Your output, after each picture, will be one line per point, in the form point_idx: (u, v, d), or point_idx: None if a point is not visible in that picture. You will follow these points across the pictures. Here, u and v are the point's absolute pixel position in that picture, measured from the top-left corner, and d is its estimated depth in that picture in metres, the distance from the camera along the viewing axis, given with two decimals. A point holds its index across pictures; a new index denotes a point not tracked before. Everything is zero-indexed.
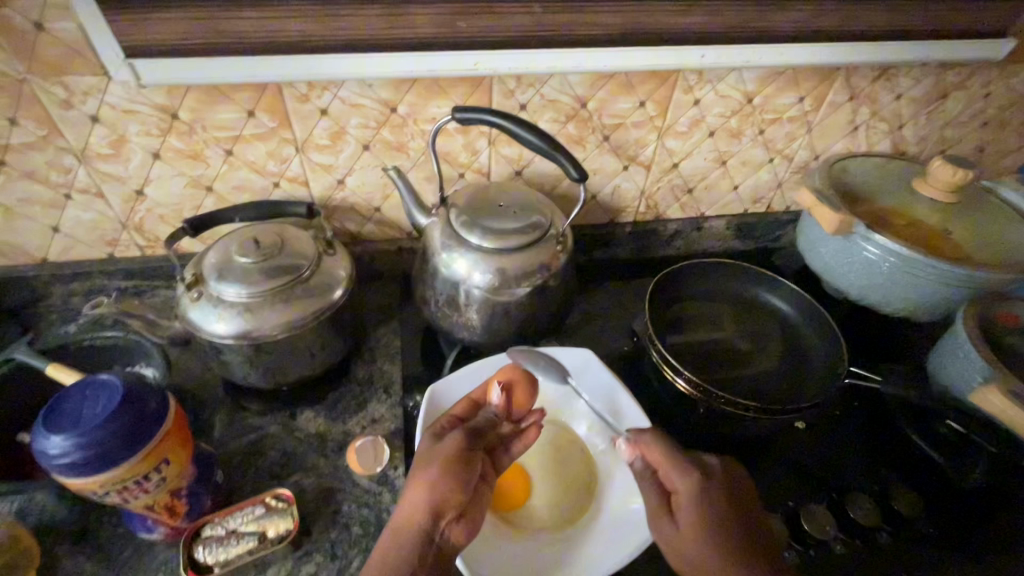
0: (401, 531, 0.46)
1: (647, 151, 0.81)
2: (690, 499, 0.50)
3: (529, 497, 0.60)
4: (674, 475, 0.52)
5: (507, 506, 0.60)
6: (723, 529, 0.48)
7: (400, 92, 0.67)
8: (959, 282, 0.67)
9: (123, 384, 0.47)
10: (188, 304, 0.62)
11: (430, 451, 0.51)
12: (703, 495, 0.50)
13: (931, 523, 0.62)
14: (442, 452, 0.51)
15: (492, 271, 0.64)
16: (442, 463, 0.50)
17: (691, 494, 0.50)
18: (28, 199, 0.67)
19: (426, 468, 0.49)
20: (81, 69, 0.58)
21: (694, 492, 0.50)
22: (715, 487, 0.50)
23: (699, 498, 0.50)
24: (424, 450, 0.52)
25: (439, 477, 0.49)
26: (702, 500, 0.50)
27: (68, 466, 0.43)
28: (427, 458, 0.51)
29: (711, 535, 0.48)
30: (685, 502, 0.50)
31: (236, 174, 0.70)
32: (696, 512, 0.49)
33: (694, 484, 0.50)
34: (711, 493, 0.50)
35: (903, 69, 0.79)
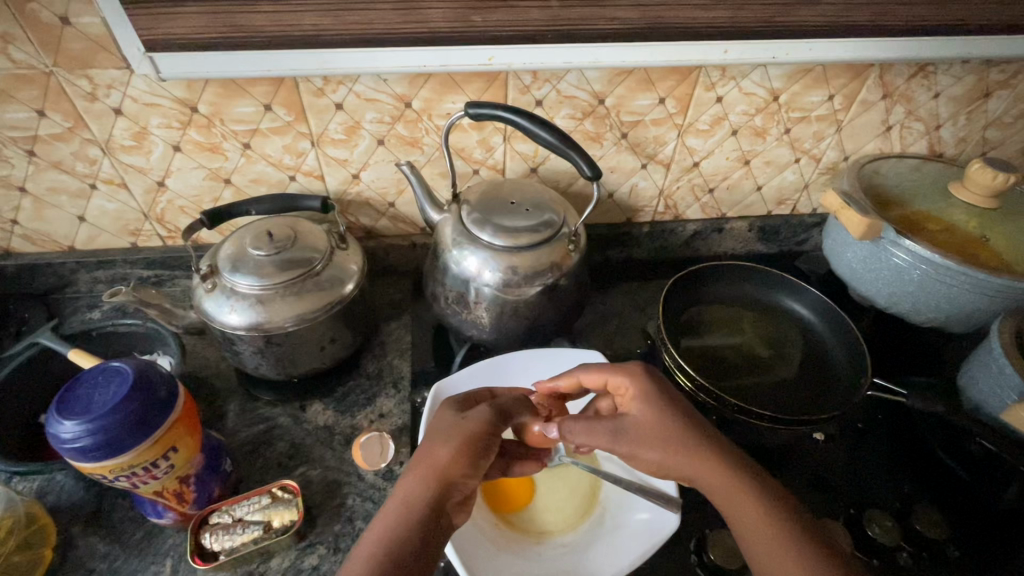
0: (411, 500, 0.45)
1: (667, 149, 0.79)
2: (642, 391, 0.52)
3: (534, 502, 0.60)
4: (617, 378, 0.53)
5: (510, 510, 0.59)
6: (681, 409, 0.51)
7: (415, 86, 0.67)
8: (995, 291, 0.64)
9: (134, 372, 0.48)
10: (203, 295, 0.63)
11: (451, 426, 0.51)
12: (649, 388, 0.52)
13: (960, 546, 0.59)
14: (466, 428, 0.50)
15: (502, 269, 0.63)
16: (464, 440, 0.49)
17: (640, 387, 0.52)
18: (55, 188, 0.69)
19: (443, 443, 0.49)
20: (105, 63, 0.60)
21: (644, 385, 0.52)
22: (654, 379, 0.53)
23: (652, 388, 0.52)
24: (443, 424, 0.52)
25: (459, 455, 0.48)
26: (654, 389, 0.52)
27: (80, 450, 0.44)
28: (444, 433, 0.51)
29: (673, 419, 0.49)
30: (641, 394, 0.51)
31: (253, 166, 0.71)
32: (651, 400, 0.51)
33: (641, 373, 0.53)
34: (654, 383, 0.52)
35: (941, 66, 0.75)
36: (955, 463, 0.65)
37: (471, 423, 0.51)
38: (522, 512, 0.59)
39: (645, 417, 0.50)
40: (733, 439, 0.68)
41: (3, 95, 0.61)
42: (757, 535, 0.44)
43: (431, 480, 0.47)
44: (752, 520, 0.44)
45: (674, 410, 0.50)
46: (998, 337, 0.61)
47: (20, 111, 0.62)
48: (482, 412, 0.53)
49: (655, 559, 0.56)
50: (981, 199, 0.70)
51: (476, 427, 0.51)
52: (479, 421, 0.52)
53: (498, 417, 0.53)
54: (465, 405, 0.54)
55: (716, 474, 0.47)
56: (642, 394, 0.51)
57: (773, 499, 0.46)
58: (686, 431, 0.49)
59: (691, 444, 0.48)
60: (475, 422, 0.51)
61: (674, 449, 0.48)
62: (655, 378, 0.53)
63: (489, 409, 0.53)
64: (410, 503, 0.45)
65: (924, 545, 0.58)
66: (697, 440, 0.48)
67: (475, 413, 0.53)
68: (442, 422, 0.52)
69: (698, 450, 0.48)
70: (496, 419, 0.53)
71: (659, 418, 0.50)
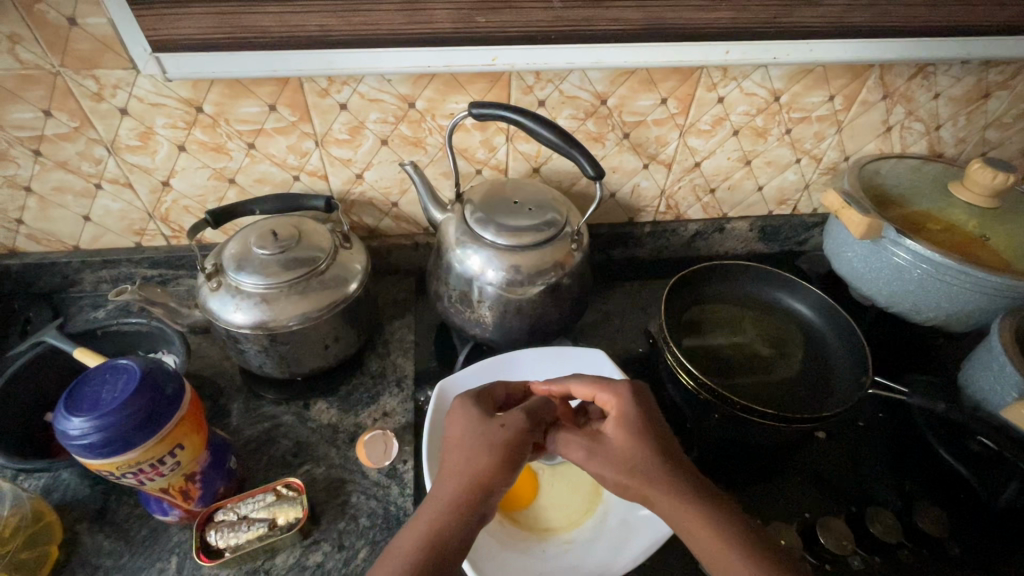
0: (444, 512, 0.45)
1: (668, 149, 0.79)
2: (621, 412, 0.51)
3: (537, 497, 0.60)
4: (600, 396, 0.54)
5: (514, 503, 0.60)
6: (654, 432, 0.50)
7: (419, 87, 0.67)
8: (994, 290, 0.64)
9: (140, 369, 0.48)
10: (208, 294, 0.63)
11: (484, 432, 0.49)
12: (629, 411, 0.51)
13: (961, 544, 0.60)
14: (500, 437, 0.49)
15: (505, 269, 0.64)
16: (500, 449, 0.48)
17: (619, 407, 0.52)
18: (61, 188, 0.70)
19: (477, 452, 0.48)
20: (111, 63, 0.60)
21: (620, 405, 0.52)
22: (637, 401, 0.52)
23: (626, 406, 0.52)
24: (476, 430, 0.50)
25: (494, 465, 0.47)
26: (628, 408, 0.51)
27: (87, 447, 0.44)
28: (477, 439, 0.49)
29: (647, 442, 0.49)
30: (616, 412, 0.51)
31: (257, 166, 0.72)
32: (621, 418, 0.51)
33: (623, 393, 0.53)
34: (636, 404, 0.52)
35: (941, 67, 0.76)
36: (956, 462, 0.65)
37: (506, 430, 0.49)
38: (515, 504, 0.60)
39: (618, 439, 0.50)
40: (734, 437, 0.68)
41: (10, 96, 0.61)
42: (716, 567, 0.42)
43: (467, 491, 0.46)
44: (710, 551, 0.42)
45: (648, 433, 0.50)
46: (999, 335, 0.61)
47: (27, 111, 0.63)
48: (517, 417, 0.51)
49: (658, 555, 0.57)
50: (979, 199, 0.70)
51: (510, 436, 0.49)
52: (514, 429, 0.50)
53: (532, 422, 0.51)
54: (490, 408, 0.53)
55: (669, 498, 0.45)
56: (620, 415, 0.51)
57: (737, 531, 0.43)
58: (650, 454, 0.48)
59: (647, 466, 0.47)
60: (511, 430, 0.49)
61: (636, 470, 0.47)
62: (640, 399, 0.53)
63: (519, 415, 0.51)
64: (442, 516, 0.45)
65: (924, 542, 0.59)
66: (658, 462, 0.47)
67: (507, 420, 0.51)
68: (473, 427, 0.50)
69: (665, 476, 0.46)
70: (528, 425, 0.51)
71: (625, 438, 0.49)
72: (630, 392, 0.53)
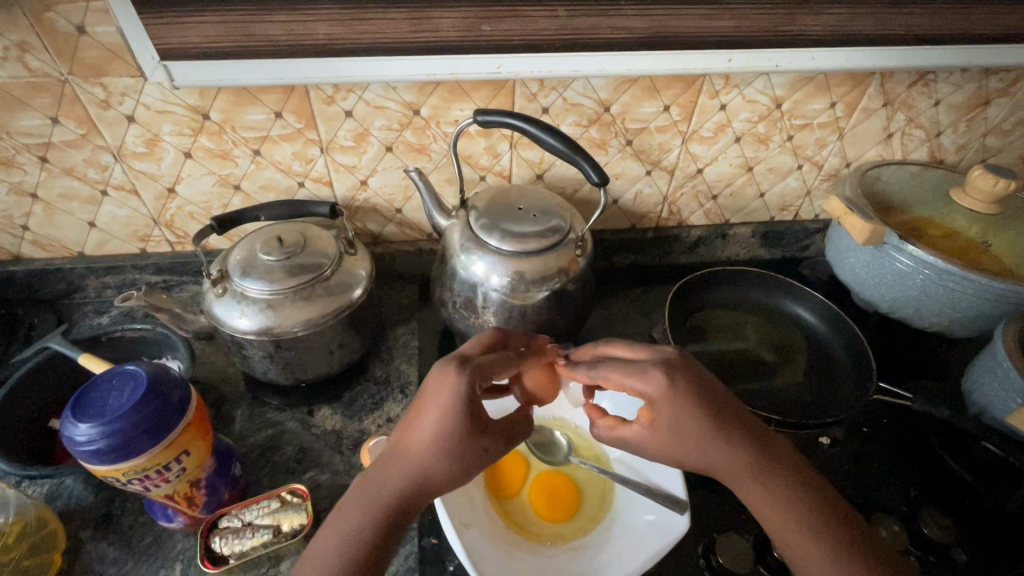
0: (389, 509, 0.45)
1: (671, 156, 0.80)
2: (669, 397, 0.47)
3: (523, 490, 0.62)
4: (639, 383, 0.48)
5: (503, 497, 0.61)
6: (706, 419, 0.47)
7: (424, 94, 0.68)
8: (997, 297, 0.65)
9: (147, 376, 0.48)
10: (213, 300, 0.64)
11: (466, 449, 0.46)
12: (676, 393, 0.47)
13: (966, 550, 0.59)
14: (475, 459, 0.47)
15: (510, 274, 0.64)
16: (467, 469, 0.47)
17: (666, 400, 0.47)
18: (67, 194, 0.70)
19: (447, 465, 0.46)
20: (119, 70, 0.61)
21: (668, 398, 0.47)
22: (682, 373, 0.48)
23: (676, 399, 0.47)
24: (462, 444, 0.46)
25: (455, 480, 0.47)
26: (680, 401, 0.47)
27: (94, 453, 0.44)
28: (454, 450, 0.46)
29: (699, 423, 0.47)
30: (663, 409, 0.47)
31: (263, 173, 0.72)
32: (674, 413, 0.47)
33: (662, 379, 0.47)
34: (680, 385, 0.47)
35: (942, 74, 0.76)
36: (959, 466, 0.65)
37: (484, 456, 0.48)
38: (527, 517, 0.59)
39: (668, 423, 0.48)
40: None
41: (17, 103, 0.61)
42: (786, 535, 0.46)
43: (419, 492, 0.46)
44: (780, 523, 0.46)
45: (704, 414, 0.47)
46: (1002, 341, 0.62)
47: (34, 118, 0.63)
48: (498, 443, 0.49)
49: (663, 561, 0.56)
50: (981, 205, 0.71)
51: (484, 463, 0.48)
52: (492, 456, 0.48)
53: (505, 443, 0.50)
54: (479, 409, 0.48)
55: (738, 476, 0.48)
56: (666, 399, 0.47)
57: (799, 494, 0.47)
58: (712, 445, 0.47)
59: (711, 453, 0.47)
60: (487, 457, 0.48)
61: (701, 459, 0.48)
62: (681, 373, 0.48)
63: (502, 442, 0.49)
64: (388, 513, 0.45)
65: (931, 549, 0.59)
66: (720, 447, 0.47)
67: (488, 441, 0.48)
68: (457, 433, 0.46)
69: (725, 455, 0.47)
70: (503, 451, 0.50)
71: (681, 435, 0.47)
72: (670, 370, 0.48)
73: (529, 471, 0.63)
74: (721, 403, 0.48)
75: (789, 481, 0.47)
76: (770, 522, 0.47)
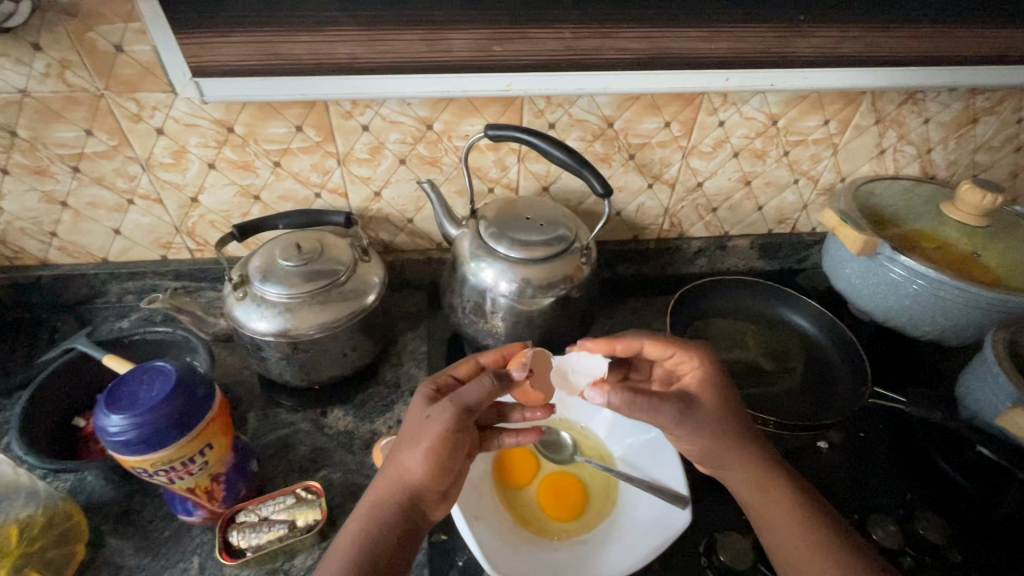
0: (378, 504, 0.50)
1: (672, 170, 0.83)
2: (704, 373, 0.56)
3: (529, 483, 0.64)
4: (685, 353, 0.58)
5: (509, 488, 0.63)
6: (733, 397, 0.56)
7: (436, 110, 0.71)
8: (987, 306, 0.67)
9: (176, 372, 0.51)
10: (233, 303, 0.66)
11: (415, 427, 0.51)
12: (716, 368, 0.56)
13: (960, 551, 0.61)
14: (424, 430, 0.50)
15: (518, 280, 0.67)
16: (421, 443, 0.49)
17: (706, 369, 0.56)
18: (95, 203, 0.74)
19: (410, 450, 0.50)
20: (151, 86, 0.64)
21: (711, 369, 0.56)
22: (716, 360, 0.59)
23: (717, 370, 0.56)
24: (413, 422, 0.51)
25: (421, 462, 0.49)
26: (717, 375, 0.56)
27: (124, 443, 0.47)
28: (413, 435, 0.51)
29: (729, 397, 0.56)
30: (705, 377, 0.56)
31: (281, 184, 0.76)
32: (712, 381, 0.56)
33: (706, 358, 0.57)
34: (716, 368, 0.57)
35: (930, 94, 0.80)
36: (954, 471, 0.67)
37: (432, 428, 0.49)
38: (533, 512, 0.61)
39: (706, 392, 0.55)
40: None
41: (55, 116, 0.65)
42: (785, 514, 0.52)
43: (399, 483, 0.50)
44: (779, 501, 0.53)
45: (727, 392, 0.56)
46: (992, 349, 0.64)
47: (70, 131, 0.67)
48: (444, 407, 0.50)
49: (666, 558, 0.58)
50: (970, 219, 0.74)
51: (441, 437, 0.49)
52: (439, 423, 0.49)
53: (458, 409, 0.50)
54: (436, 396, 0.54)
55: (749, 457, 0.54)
56: (706, 371, 0.56)
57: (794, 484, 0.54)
58: (736, 416, 0.55)
59: (732, 423, 0.55)
60: (434, 424, 0.49)
61: (725, 432, 0.54)
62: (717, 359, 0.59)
63: (449, 403, 0.50)
64: (379, 508, 0.50)
65: (927, 549, 0.60)
66: (739, 425, 0.55)
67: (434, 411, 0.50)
68: (412, 418, 0.52)
69: (743, 442, 0.54)
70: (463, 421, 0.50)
71: (715, 402, 0.55)
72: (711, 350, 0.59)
73: (537, 467, 0.65)
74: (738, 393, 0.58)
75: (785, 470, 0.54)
76: (773, 505, 0.53)
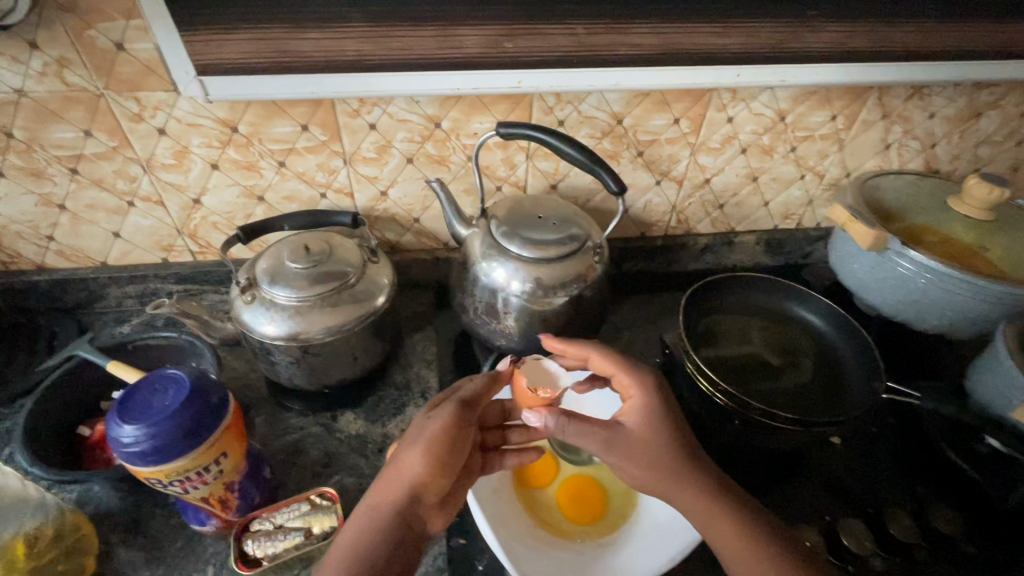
0: (377, 510, 0.49)
1: (680, 167, 0.83)
2: (643, 405, 0.55)
3: (548, 484, 0.63)
4: (625, 377, 0.57)
5: (529, 489, 0.62)
6: (678, 429, 0.55)
7: (445, 108, 0.70)
8: (997, 300, 0.68)
9: (190, 379, 0.49)
10: (241, 306, 0.65)
11: (416, 428, 0.53)
12: (655, 399, 0.56)
13: (974, 543, 0.62)
14: (426, 428, 0.52)
15: (530, 280, 0.66)
16: (425, 440, 0.51)
17: (643, 398, 0.56)
18: (95, 205, 0.72)
19: (410, 449, 0.51)
20: (153, 85, 0.63)
21: (649, 399, 0.55)
22: (664, 388, 0.58)
23: (655, 399, 0.55)
24: (413, 425, 0.53)
25: (423, 456, 0.50)
26: (658, 403, 0.55)
27: (138, 454, 0.46)
28: (411, 437, 0.52)
29: (671, 430, 0.54)
30: (640, 405, 0.55)
31: (286, 184, 0.74)
32: (650, 413, 0.55)
33: (649, 386, 0.56)
34: (659, 398, 0.56)
35: (936, 89, 0.80)
36: (968, 465, 0.67)
37: (434, 425, 0.52)
38: (553, 514, 0.61)
39: (643, 424, 0.54)
40: (751, 442, 0.71)
41: (53, 116, 0.63)
42: (738, 548, 0.50)
43: (400, 484, 0.50)
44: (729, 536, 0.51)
45: (669, 424, 0.55)
46: (1003, 341, 0.64)
47: (68, 131, 0.65)
48: (447, 407, 0.54)
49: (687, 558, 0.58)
50: (976, 213, 0.74)
51: (441, 430, 0.52)
52: (442, 420, 0.53)
53: (461, 407, 0.54)
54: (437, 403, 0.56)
55: (695, 496, 0.52)
56: (646, 402, 0.55)
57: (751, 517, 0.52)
58: (677, 452, 0.53)
59: (671, 458, 0.53)
60: (437, 420, 0.52)
61: (660, 465, 0.53)
62: (665, 387, 0.58)
63: (451, 404, 0.54)
64: (378, 511, 0.49)
65: (939, 542, 0.61)
66: (681, 460, 0.53)
67: (437, 412, 0.54)
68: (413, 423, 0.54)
69: (684, 475, 0.53)
70: (462, 418, 0.54)
71: (650, 434, 0.54)
72: (658, 379, 0.58)
73: (556, 467, 0.64)
74: (687, 428, 0.56)
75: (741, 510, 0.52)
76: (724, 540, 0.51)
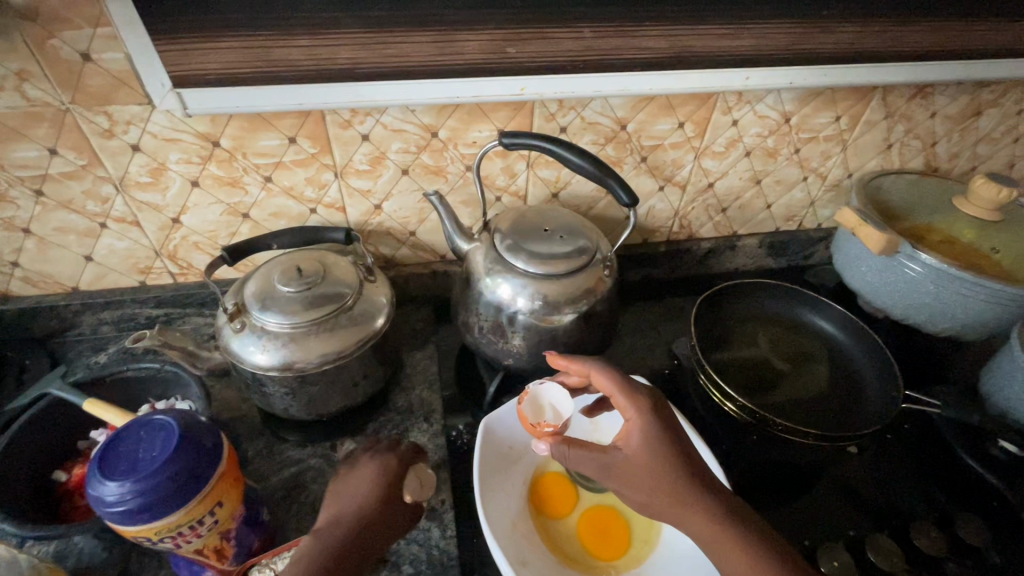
0: None
1: (683, 171, 0.80)
2: (640, 426, 0.52)
3: (568, 514, 0.62)
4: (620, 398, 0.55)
5: (548, 519, 0.61)
6: (678, 450, 0.51)
7: (442, 117, 0.67)
8: (1010, 302, 0.67)
9: (179, 425, 0.45)
10: (230, 335, 0.61)
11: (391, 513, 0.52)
12: (650, 420, 0.52)
13: (998, 552, 0.60)
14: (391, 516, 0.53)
15: (538, 297, 0.63)
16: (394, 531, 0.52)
17: (640, 420, 0.52)
18: (63, 228, 0.66)
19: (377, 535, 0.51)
20: (126, 98, 0.58)
21: (644, 421, 0.52)
22: (664, 408, 0.54)
23: (650, 420, 0.52)
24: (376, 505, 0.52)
25: (380, 496, 0.52)
26: (654, 424, 0.52)
27: (124, 513, 0.41)
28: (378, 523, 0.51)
29: (669, 451, 0.51)
30: (635, 426, 0.52)
31: (273, 200, 0.69)
32: (647, 435, 0.52)
33: (644, 407, 0.53)
34: (654, 418, 0.52)
35: (939, 87, 0.79)
36: (983, 470, 0.67)
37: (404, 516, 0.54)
38: (573, 546, 0.59)
39: (639, 446, 0.51)
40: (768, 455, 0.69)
41: (13, 133, 0.58)
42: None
43: (357, 518, 0.50)
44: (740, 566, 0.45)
45: (667, 445, 0.51)
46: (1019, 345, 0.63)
47: (31, 150, 0.59)
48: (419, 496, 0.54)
49: None
50: (984, 213, 0.73)
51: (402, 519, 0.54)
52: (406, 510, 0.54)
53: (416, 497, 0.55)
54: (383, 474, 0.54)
55: (701, 521, 0.47)
56: (641, 424, 0.52)
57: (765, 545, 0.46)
58: (678, 472, 0.49)
59: (671, 480, 0.49)
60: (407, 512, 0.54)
61: (661, 487, 0.49)
62: (664, 407, 0.54)
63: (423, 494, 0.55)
64: None
65: (969, 553, 0.60)
66: (681, 482, 0.49)
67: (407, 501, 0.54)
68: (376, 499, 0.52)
69: (686, 498, 0.48)
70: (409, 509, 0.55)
71: (647, 456, 0.50)
72: (656, 399, 0.54)
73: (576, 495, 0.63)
74: (691, 448, 0.52)
75: (754, 537, 0.47)
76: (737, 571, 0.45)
